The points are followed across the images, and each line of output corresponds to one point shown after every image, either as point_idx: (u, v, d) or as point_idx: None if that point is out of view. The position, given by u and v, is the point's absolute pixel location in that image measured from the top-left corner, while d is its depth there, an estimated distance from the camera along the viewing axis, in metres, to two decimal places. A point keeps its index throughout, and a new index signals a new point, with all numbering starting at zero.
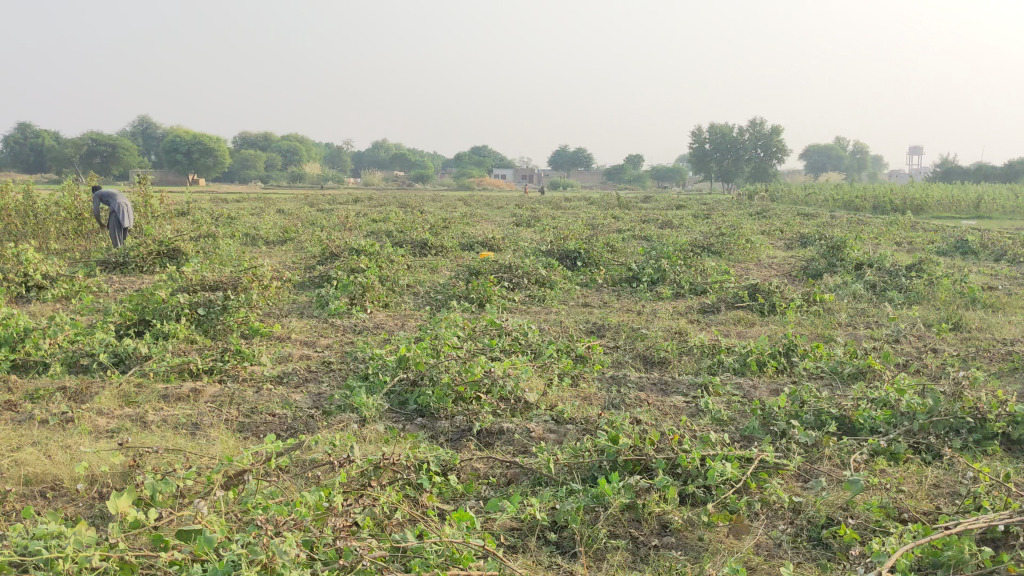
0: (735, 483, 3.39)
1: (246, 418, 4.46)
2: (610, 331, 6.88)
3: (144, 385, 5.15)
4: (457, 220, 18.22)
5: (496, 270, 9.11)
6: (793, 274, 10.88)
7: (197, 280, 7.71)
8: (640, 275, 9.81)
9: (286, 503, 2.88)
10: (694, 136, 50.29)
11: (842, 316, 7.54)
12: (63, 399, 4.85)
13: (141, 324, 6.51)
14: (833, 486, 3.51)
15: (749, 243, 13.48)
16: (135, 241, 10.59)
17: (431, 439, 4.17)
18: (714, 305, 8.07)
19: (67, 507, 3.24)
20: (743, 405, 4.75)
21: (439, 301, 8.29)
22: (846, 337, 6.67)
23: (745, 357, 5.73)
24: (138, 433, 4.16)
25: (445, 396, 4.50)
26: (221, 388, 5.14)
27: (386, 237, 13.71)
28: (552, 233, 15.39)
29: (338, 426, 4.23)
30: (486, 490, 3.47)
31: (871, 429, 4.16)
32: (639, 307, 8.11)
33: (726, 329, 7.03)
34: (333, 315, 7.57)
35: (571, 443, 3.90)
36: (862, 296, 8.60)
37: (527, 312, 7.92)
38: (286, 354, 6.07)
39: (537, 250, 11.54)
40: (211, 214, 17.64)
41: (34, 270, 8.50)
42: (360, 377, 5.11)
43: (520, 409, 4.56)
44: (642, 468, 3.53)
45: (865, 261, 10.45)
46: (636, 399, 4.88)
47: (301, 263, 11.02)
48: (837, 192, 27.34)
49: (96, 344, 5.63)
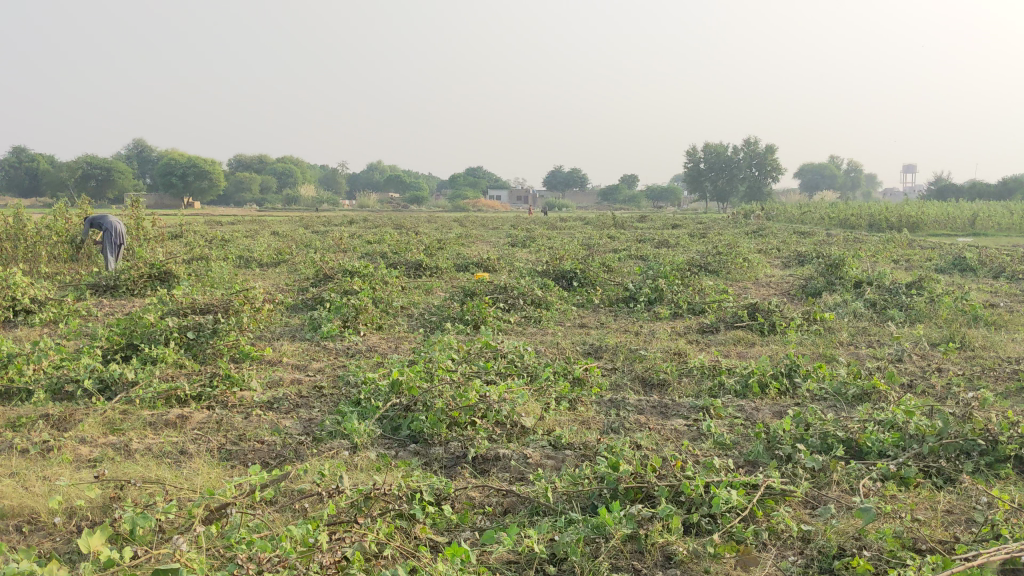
0: (740, 511, 3.27)
1: (234, 446, 4.32)
2: (608, 352, 6.75)
3: (129, 412, 5.00)
4: (452, 241, 18.15)
5: (491, 292, 9.00)
6: (791, 292, 10.78)
7: (187, 303, 7.58)
8: (637, 294, 9.70)
9: (271, 538, 2.75)
10: (689, 156, 50.41)
11: (843, 335, 7.42)
12: (45, 427, 4.70)
13: (129, 348, 6.37)
14: (843, 513, 3.38)
15: (746, 262, 13.40)
16: (127, 265, 10.46)
17: (425, 465, 4.04)
18: (713, 325, 7.96)
19: (42, 543, 3.10)
20: (746, 428, 4.61)
21: (434, 322, 8.16)
22: (848, 356, 6.55)
23: (747, 379, 5.60)
24: (121, 463, 4.02)
25: (439, 422, 4.37)
26: (209, 415, 5.00)
27: (381, 258, 13.60)
28: (548, 252, 15.31)
29: (328, 453, 4.09)
30: (482, 520, 3.33)
31: (879, 453, 4.03)
32: (636, 328, 7.99)
33: (727, 350, 6.91)
34: (326, 338, 7.44)
35: (569, 470, 3.76)
36: (862, 314, 8.49)
37: (523, 333, 7.79)
38: (277, 379, 5.93)
39: (532, 270, 11.44)
40: (205, 237, 17.52)
41: (22, 293, 8.36)
42: (352, 402, 4.97)
43: (516, 435, 4.42)
44: (643, 496, 3.40)
45: (864, 279, 10.36)
46: (636, 424, 4.74)
47: (294, 284, 10.90)
48: (832, 210, 27.35)
49: (81, 370, 5.49)
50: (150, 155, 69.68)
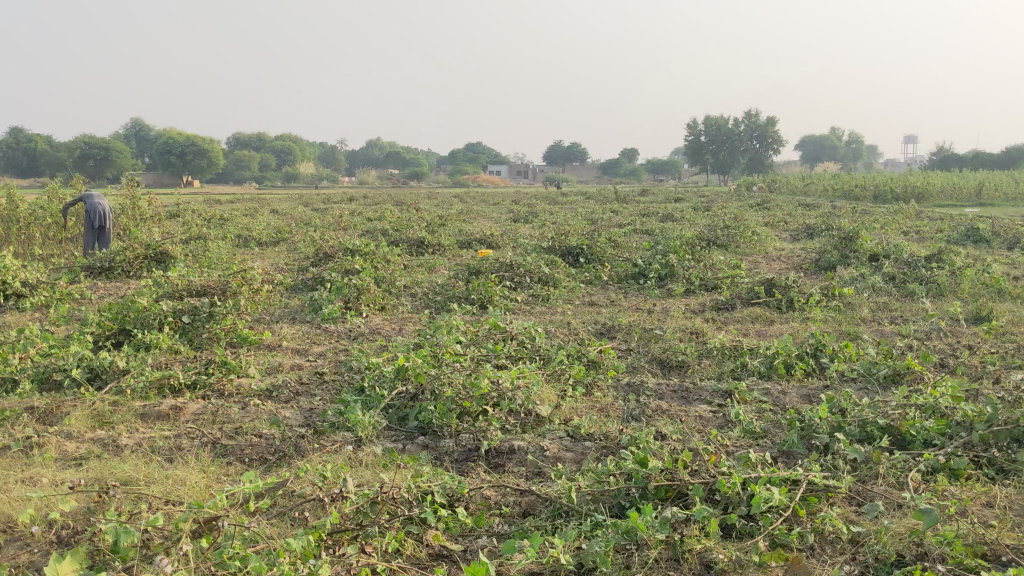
0: (782, 511, 3.01)
1: (230, 440, 4.03)
2: (621, 332, 6.45)
3: (118, 403, 4.71)
4: (453, 216, 17.85)
5: (497, 269, 8.68)
6: (804, 266, 10.46)
7: (183, 286, 7.29)
8: (647, 270, 9.39)
9: (268, 554, 2.47)
10: (690, 128, 49.89)
11: (865, 311, 7.13)
12: (30, 421, 4.42)
13: (121, 334, 6.08)
14: (892, 512, 3.12)
15: (755, 235, 13.07)
16: (122, 246, 10.16)
17: (435, 459, 3.77)
18: (729, 302, 7.66)
19: (19, 555, 2.83)
20: (775, 415, 4.33)
21: (438, 302, 7.87)
22: (874, 334, 6.26)
23: (771, 360, 5.32)
24: (109, 461, 3.74)
25: (449, 412, 4.08)
26: (205, 405, 4.72)
27: (382, 236, 13.30)
28: (552, 228, 15.01)
29: (331, 448, 3.80)
30: (500, 525, 3.07)
31: (925, 442, 3.75)
32: (649, 306, 7.70)
33: (744, 329, 6.61)
34: (326, 320, 7.15)
35: (592, 464, 3.49)
36: (882, 289, 8.20)
37: (531, 313, 7.49)
38: (276, 365, 5.64)
39: (538, 246, 11.11)
40: (202, 216, 17.19)
41: (12, 277, 8.08)
42: (355, 390, 4.69)
43: (532, 425, 4.14)
44: (675, 495, 3.13)
45: (880, 252, 10.04)
46: (658, 410, 4.46)
47: (294, 264, 10.60)
48: (837, 181, 26.97)
49: (69, 358, 5.19)
50: (149, 134, 69.29)
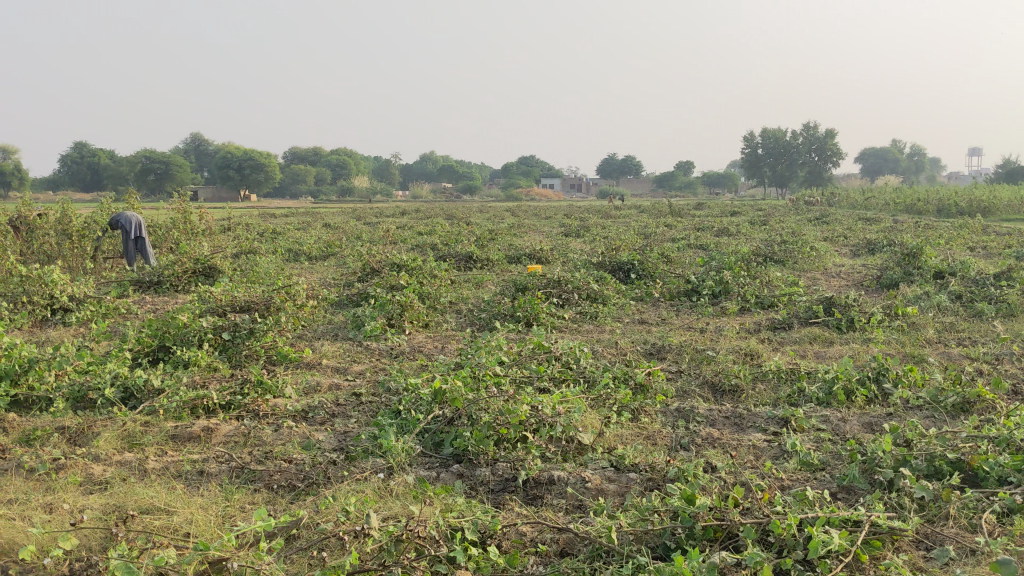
0: (841, 557, 2.75)
1: (259, 465, 3.88)
2: (672, 353, 6.20)
3: (150, 423, 4.59)
4: (505, 231, 17.68)
5: (544, 286, 8.48)
6: (865, 284, 10.08)
7: (226, 302, 7.22)
8: (700, 288, 9.11)
9: None
10: (746, 141, 49.19)
11: (930, 332, 6.78)
12: (60, 442, 4.32)
13: (161, 351, 5.99)
14: (964, 559, 2.83)
15: (813, 251, 12.70)
16: (171, 260, 10.17)
17: (469, 490, 3.57)
18: (786, 322, 7.35)
19: None
20: (835, 446, 4.05)
21: (483, 320, 7.68)
22: (941, 357, 5.93)
23: (830, 386, 5.03)
24: (133, 486, 3.61)
25: (485, 438, 3.88)
26: (237, 426, 4.58)
27: (431, 250, 13.17)
28: (603, 243, 14.75)
29: (360, 476, 3.63)
30: (534, 565, 2.86)
31: (999, 479, 3.43)
32: (702, 324, 7.44)
33: (802, 350, 6.32)
34: (368, 338, 7.00)
35: (635, 500, 3.26)
36: (948, 308, 7.81)
37: (579, 332, 7.27)
38: (314, 385, 5.50)
39: (588, 262, 10.88)
40: (255, 230, 17.26)
41: (60, 292, 8.10)
42: (390, 412, 4.52)
43: (574, 454, 3.92)
44: (725, 536, 2.88)
45: (945, 269, 9.63)
46: (709, 439, 4.21)
47: (341, 279, 10.51)
48: (900, 195, 26.27)
49: (104, 376, 5.11)
50: (208, 150, 70.63)
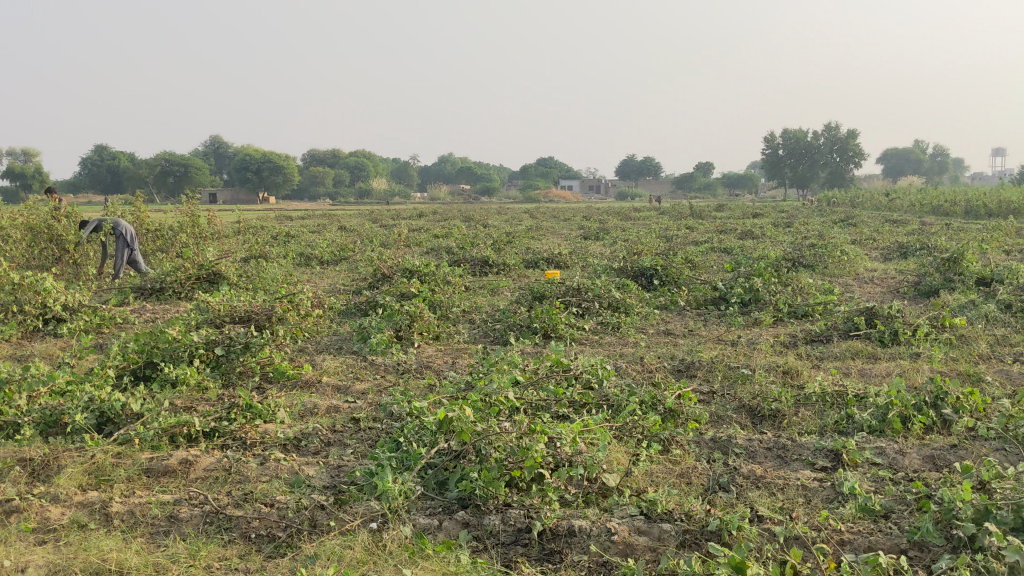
0: None
1: (237, 509, 3.39)
2: (703, 370, 5.68)
3: (123, 455, 4.11)
4: (523, 233, 17.19)
5: (563, 293, 7.98)
6: (901, 292, 9.51)
7: (225, 312, 6.75)
8: (729, 295, 8.56)
9: None
10: (767, 142, 48.46)
11: (982, 345, 6.22)
12: (19, 477, 3.84)
13: (148, 367, 5.52)
14: None
15: (844, 254, 12.11)
16: (174, 266, 9.71)
17: (476, 545, 3.07)
18: (824, 334, 6.81)
19: None
20: (898, 488, 3.52)
21: (498, 331, 7.19)
22: (999, 376, 5.37)
23: (884, 412, 4.49)
24: (91, 537, 3.14)
25: (495, 480, 3.36)
26: (220, 458, 4.09)
27: (446, 254, 12.69)
28: (623, 246, 14.25)
29: (352, 527, 3.14)
30: None
31: None
32: (732, 337, 6.91)
33: (844, 368, 5.78)
34: (373, 351, 6.50)
35: (671, 564, 2.76)
36: (997, 318, 7.25)
37: (600, 345, 6.76)
38: (311, 407, 5.01)
39: (609, 267, 10.34)
40: (268, 233, 16.82)
41: (53, 300, 7.68)
42: (391, 443, 4.01)
43: (596, 497, 3.42)
44: None
45: (988, 276, 9.04)
46: (752, 478, 3.67)
47: (352, 285, 10.05)
48: (928, 195, 25.58)
49: (77, 399, 4.62)
50: (228, 151, 70.61)
